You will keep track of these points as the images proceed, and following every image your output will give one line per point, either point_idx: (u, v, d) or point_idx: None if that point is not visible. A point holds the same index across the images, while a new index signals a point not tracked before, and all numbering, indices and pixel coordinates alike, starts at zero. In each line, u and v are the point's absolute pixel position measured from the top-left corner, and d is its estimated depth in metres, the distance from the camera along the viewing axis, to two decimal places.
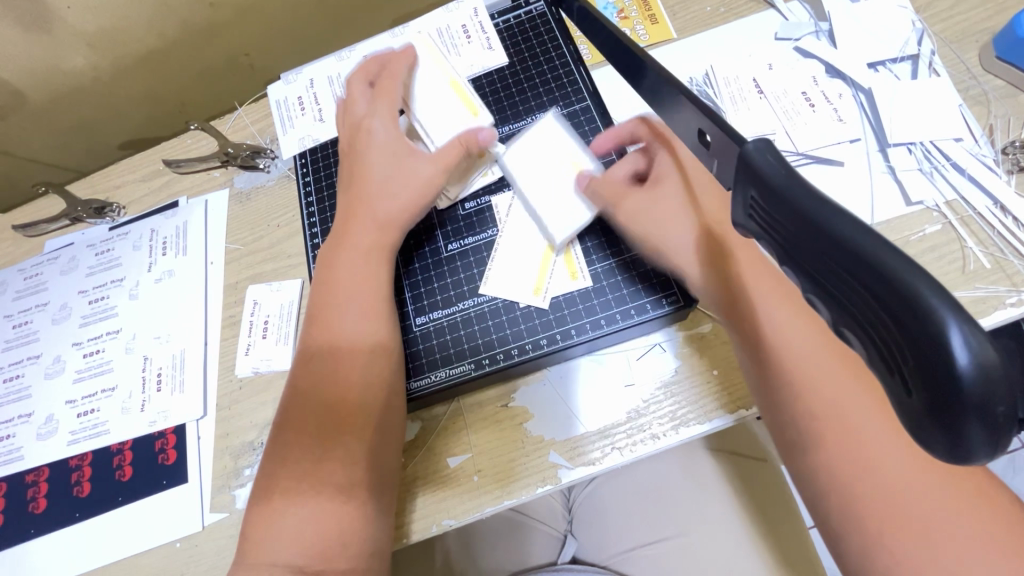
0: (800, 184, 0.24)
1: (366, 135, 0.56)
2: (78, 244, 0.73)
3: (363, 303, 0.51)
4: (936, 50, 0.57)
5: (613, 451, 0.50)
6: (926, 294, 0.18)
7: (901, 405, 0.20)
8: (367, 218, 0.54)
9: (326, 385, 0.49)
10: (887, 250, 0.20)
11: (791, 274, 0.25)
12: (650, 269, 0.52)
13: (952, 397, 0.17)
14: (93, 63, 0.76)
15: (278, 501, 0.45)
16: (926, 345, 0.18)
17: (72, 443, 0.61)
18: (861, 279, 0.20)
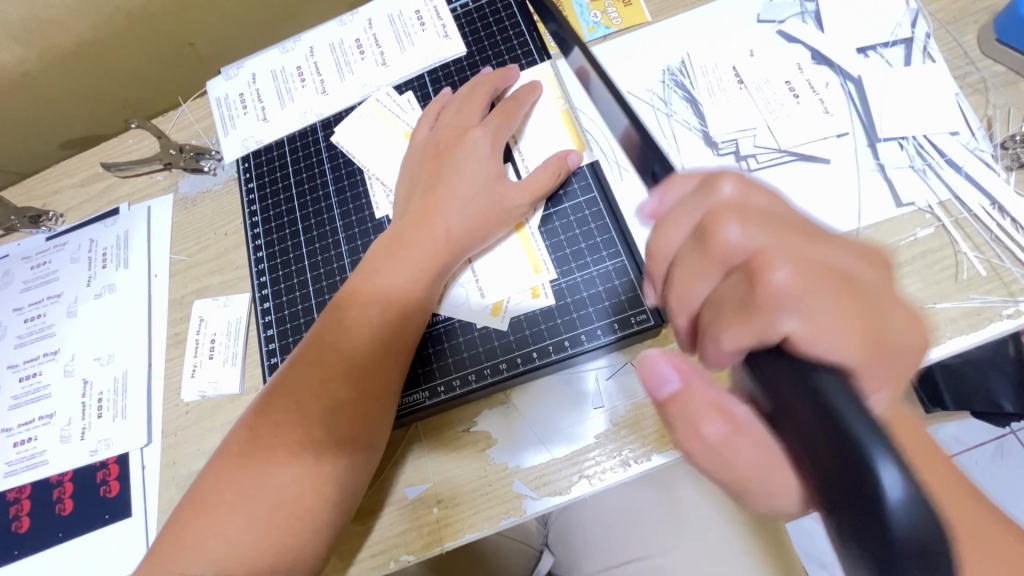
0: (796, 327, 0.28)
1: (467, 146, 0.51)
2: (13, 256, 0.67)
3: (395, 338, 0.45)
4: (932, 33, 0.52)
5: (581, 480, 0.46)
6: (871, 446, 0.25)
7: (838, 526, 0.26)
8: (429, 238, 0.48)
9: (344, 411, 0.43)
10: (854, 415, 0.25)
11: (760, 391, 0.30)
12: (618, 285, 0.48)
13: (888, 541, 0.24)
14: (20, 58, 0.69)
15: (199, 531, 0.41)
16: (870, 492, 0.24)
17: (9, 475, 0.57)
18: (826, 429, 0.26)
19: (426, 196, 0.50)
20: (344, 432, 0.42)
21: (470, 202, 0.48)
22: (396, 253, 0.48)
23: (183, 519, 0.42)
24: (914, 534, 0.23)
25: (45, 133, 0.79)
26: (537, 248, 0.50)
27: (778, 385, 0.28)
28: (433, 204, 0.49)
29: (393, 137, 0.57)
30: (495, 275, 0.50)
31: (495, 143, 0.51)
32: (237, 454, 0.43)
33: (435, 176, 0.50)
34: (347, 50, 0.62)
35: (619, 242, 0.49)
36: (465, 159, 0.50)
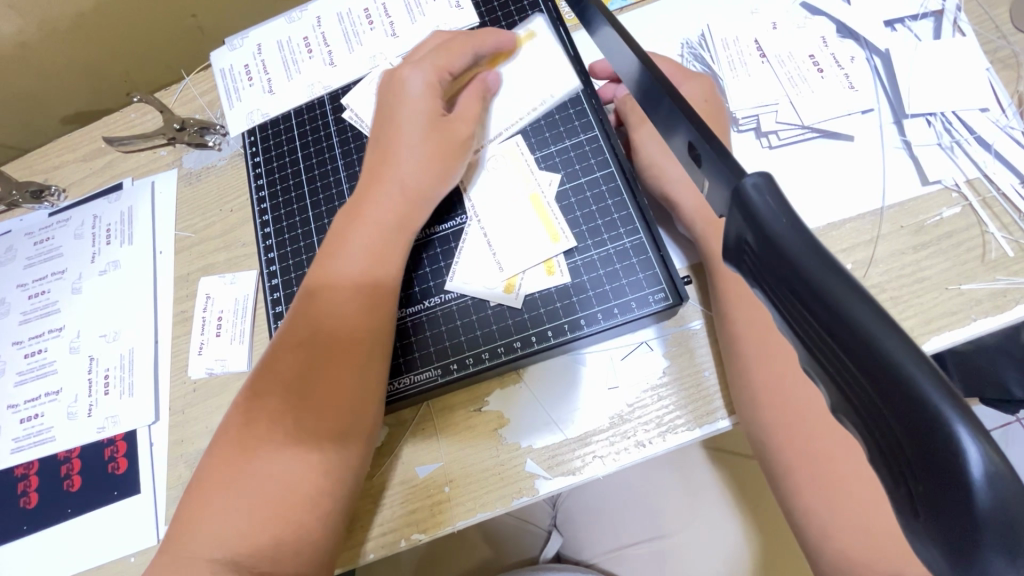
0: (804, 234, 0.19)
1: (410, 88, 0.48)
2: (15, 232, 0.66)
3: (355, 291, 0.44)
4: (962, 6, 0.51)
5: (595, 460, 0.46)
6: (938, 401, 0.16)
7: (905, 510, 0.18)
8: (386, 192, 0.46)
9: (311, 371, 0.42)
10: (897, 340, 0.17)
11: (785, 327, 0.21)
12: (636, 264, 0.47)
13: (966, 515, 0.16)
14: (19, 28, 0.67)
15: (211, 505, 0.40)
16: (937, 455, 0.16)
17: (17, 451, 0.57)
18: (862, 367, 0.17)
19: (378, 153, 0.48)
20: (328, 400, 0.41)
21: (427, 154, 0.47)
22: (359, 213, 0.46)
23: (195, 494, 0.42)
24: (1005, 510, 0.15)
25: (46, 108, 0.78)
26: (551, 227, 0.49)
27: (804, 326, 0.20)
28: (383, 157, 0.47)
29: None
30: (507, 253, 0.49)
31: (430, 78, 0.48)
32: (242, 430, 0.42)
33: (382, 129, 0.49)
34: (355, 21, 0.60)
35: (637, 219, 0.48)
36: (404, 105, 0.48)
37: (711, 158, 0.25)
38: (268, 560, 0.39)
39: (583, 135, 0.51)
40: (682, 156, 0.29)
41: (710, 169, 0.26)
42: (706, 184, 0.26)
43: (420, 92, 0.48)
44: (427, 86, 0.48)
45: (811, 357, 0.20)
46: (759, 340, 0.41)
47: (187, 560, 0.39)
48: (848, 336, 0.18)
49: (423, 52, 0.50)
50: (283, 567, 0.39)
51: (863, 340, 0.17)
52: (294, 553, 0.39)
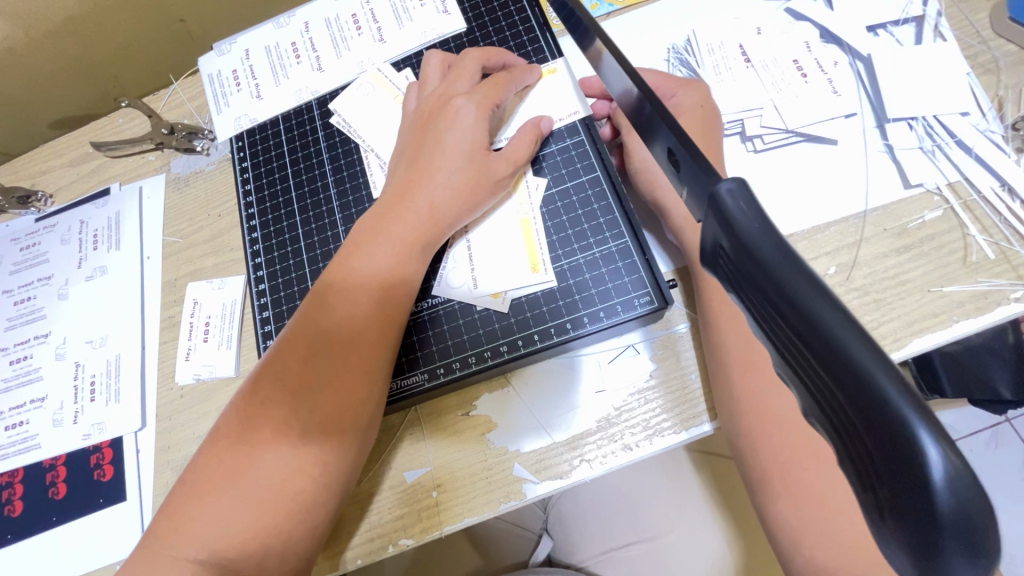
0: (777, 239, 0.19)
1: (451, 114, 0.48)
2: (1, 238, 0.66)
3: (376, 316, 0.44)
4: (943, 11, 0.51)
5: (582, 464, 0.46)
6: (901, 404, 0.16)
7: (872, 511, 0.18)
8: (412, 212, 0.46)
9: (326, 392, 0.41)
10: (863, 344, 0.17)
11: (758, 330, 0.21)
12: (622, 268, 0.47)
13: (929, 518, 0.16)
14: (5, 33, 0.67)
15: (193, 518, 0.40)
16: (900, 458, 0.16)
17: (1, 459, 0.56)
18: (830, 371, 0.18)
19: (410, 169, 0.48)
20: (322, 412, 0.41)
21: (457, 174, 0.47)
22: (379, 228, 0.46)
23: (176, 503, 0.41)
24: (963, 513, 0.16)
25: (34, 112, 0.78)
26: (537, 231, 0.49)
27: (777, 329, 0.20)
28: (416, 175, 0.47)
29: (393, 112, 0.56)
30: (494, 259, 0.49)
31: (481, 113, 0.49)
32: (229, 435, 0.42)
33: (420, 149, 0.48)
34: (343, 26, 0.60)
35: (623, 223, 0.48)
36: (448, 129, 0.48)
37: (691, 164, 0.25)
38: (252, 565, 0.38)
39: (568, 140, 0.52)
40: (663, 161, 0.29)
41: (688, 175, 0.26)
42: (684, 190, 0.26)
43: (468, 122, 0.48)
44: (474, 118, 0.48)
45: (784, 360, 0.20)
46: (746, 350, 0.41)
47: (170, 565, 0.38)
48: (817, 340, 0.18)
49: (471, 81, 0.51)
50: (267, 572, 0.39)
51: (831, 344, 0.17)
52: (278, 558, 0.39)
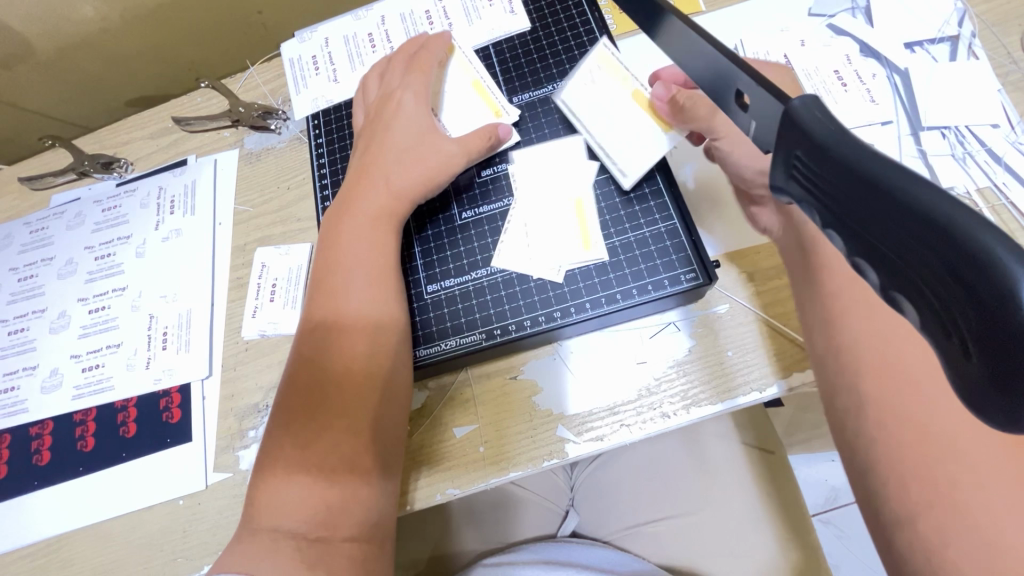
0: (861, 149, 0.22)
1: (395, 105, 0.56)
2: (85, 199, 0.71)
3: (375, 279, 0.50)
4: (977, 32, 0.55)
5: (622, 428, 0.49)
6: (1005, 256, 0.17)
7: (956, 361, 0.19)
8: (373, 187, 0.53)
9: (333, 341, 0.48)
10: (948, 204, 0.19)
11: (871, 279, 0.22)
12: (671, 246, 0.51)
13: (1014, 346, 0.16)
14: (103, 13, 0.73)
15: (285, 454, 0.45)
16: (988, 289, 0.17)
17: (77, 398, 0.61)
18: (928, 238, 0.19)
19: (366, 152, 0.56)
20: (335, 360, 0.47)
21: (416, 155, 0.54)
22: (353, 204, 0.53)
23: (268, 448, 0.46)
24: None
25: (116, 88, 0.84)
26: (590, 211, 0.53)
27: (938, 283, 0.19)
28: (377, 159, 0.55)
29: (460, 78, 0.59)
30: (547, 235, 0.53)
31: (416, 100, 0.56)
32: (285, 415, 0.46)
33: (370, 137, 0.57)
34: (417, 21, 0.66)
35: (671, 207, 0.52)
36: (393, 118, 0.56)
37: (766, 100, 0.28)
38: (323, 526, 0.42)
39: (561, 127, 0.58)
40: (730, 103, 0.32)
41: (759, 112, 0.29)
42: (755, 122, 0.29)
43: (404, 108, 0.56)
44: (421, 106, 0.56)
45: (854, 241, 0.22)
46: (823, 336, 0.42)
47: (262, 538, 0.42)
48: (887, 206, 0.20)
49: (398, 73, 0.59)
50: (337, 532, 0.42)
51: (915, 206, 0.19)
52: (355, 489, 0.44)
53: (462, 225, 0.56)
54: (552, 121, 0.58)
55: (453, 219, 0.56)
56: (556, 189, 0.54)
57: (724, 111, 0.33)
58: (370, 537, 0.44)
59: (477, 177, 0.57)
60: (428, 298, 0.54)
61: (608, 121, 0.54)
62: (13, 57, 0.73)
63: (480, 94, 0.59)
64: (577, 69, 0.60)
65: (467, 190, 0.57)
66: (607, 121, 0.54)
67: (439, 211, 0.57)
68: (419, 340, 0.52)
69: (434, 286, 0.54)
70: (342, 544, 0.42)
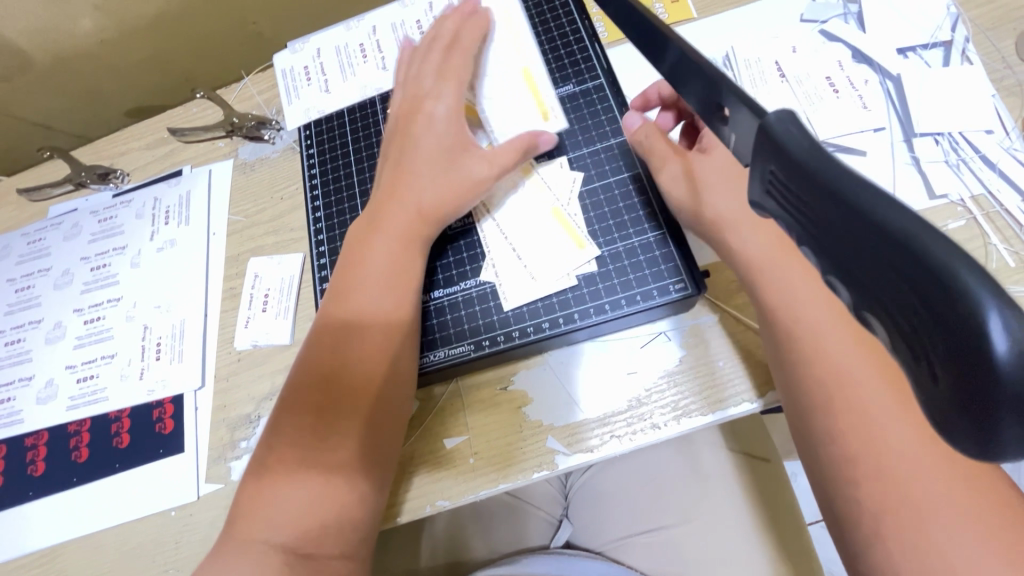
0: (820, 159, 0.22)
1: (426, 117, 0.55)
2: (81, 210, 0.72)
3: (396, 296, 0.49)
4: (970, 37, 0.55)
5: (612, 439, 0.49)
6: (976, 285, 0.16)
7: (928, 387, 0.18)
8: (400, 209, 0.52)
9: (355, 366, 0.47)
10: (920, 228, 0.18)
11: (837, 289, 0.22)
12: (660, 256, 0.50)
13: (988, 383, 0.16)
14: (100, 26, 0.74)
15: (275, 466, 0.45)
16: (957, 323, 0.17)
17: (71, 409, 0.61)
18: (892, 261, 0.18)
19: (398, 166, 0.54)
20: (354, 382, 0.46)
21: (441, 176, 0.52)
22: (377, 226, 0.52)
23: (258, 464, 0.46)
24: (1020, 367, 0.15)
25: (114, 99, 0.85)
26: (571, 217, 0.53)
27: (898, 304, 0.19)
28: (404, 174, 0.53)
29: (513, 60, 0.57)
30: (537, 245, 0.53)
31: (449, 112, 0.54)
32: (277, 429, 0.46)
33: (400, 149, 0.55)
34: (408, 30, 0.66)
35: (661, 217, 0.52)
36: (424, 131, 0.54)
37: (744, 114, 0.28)
38: (310, 542, 0.42)
39: (551, 135, 0.57)
40: (712, 117, 0.32)
41: (739, 124, 0.29)
42: (734, 134, 0.29)
43: (435, 124, 0.54)
44: (454, 113, 0.54)
45: (828, 260, 0.22)
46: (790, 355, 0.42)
47: (247, 553, 0.42)
48: (856, 223, 0.20)
49: (433, 78, 0.56)
50: (325, 548, 0.42)
51: (878, 228, 0.19)
52: (341, 504, 0.43)
53: (450, 235, 0.56)
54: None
55: (443, 229, 0.56)
56: (528, 213, 0.54)
57: (704, 121, 0.33)
58: (356, 554, 0.44)
59: None
60: (417, 309, 0.54)
61: (526, 230, 0.53)
62: (12, 70, 0.74)
63: (530, 86, 0.56)
64: (567, 78, 0.60)
65: None
66: (527, 231, 0.53)
67: None
68: None
69: (423, 297, 0.54)
70: (330, 561, 0.42)
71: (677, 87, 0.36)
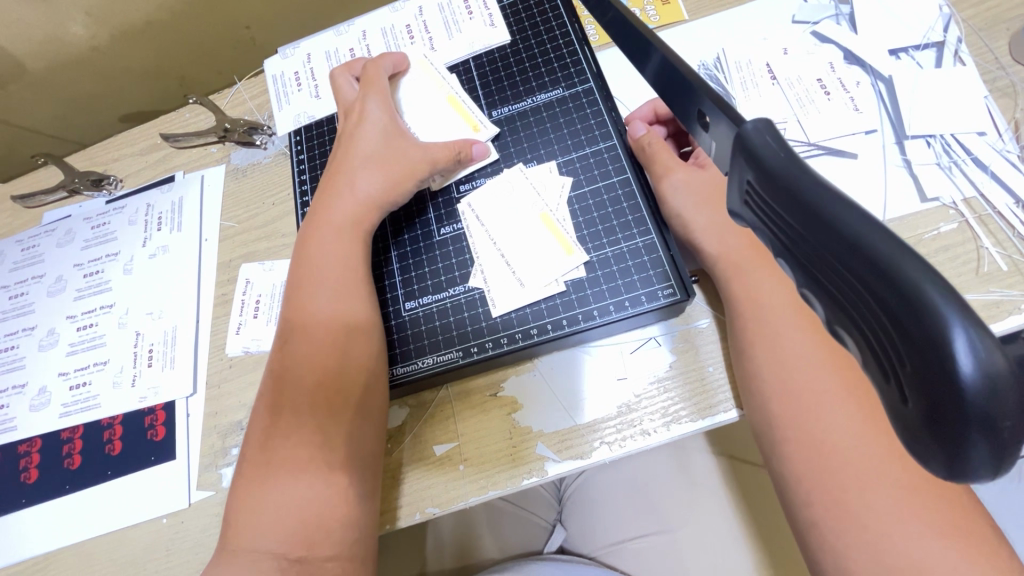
0: (801, 172, 0.21)
1: (358, 116, 0.57)
2: (74, 216, 0.72)
3: (342, 282, 0.50)
4: (963, 37, 0.54)
5: (602, 446, 0.48)
6: (944, 305, 0.16)
7: (896, 404, 0.18)
8: (342, 203, 0.53)
9: (303, 357, 0.47)
10: (892, 243, 0.18)
11: (812, 303, 0.22)
12: (649, 260, 0.50)
13: (953, 401, 0.16)
14: (92, 33, 0.73)
15: (262, 475, 0.45)
16: (924, 340, 0.16)
17: (64, 416, 0.61)
18: (863, 277, 0.18)
19: (334, 167, 0.56)
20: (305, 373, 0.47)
21: (381, 166, 0.54)
22: (320, 222, 0.53)
23: (246, 472, 0.46)
24: (987, 386, 0.15)
25: (108, 105, 0.85)
26: (560, 222, 0.53)
27: (869, 319, 0.18)
28: (343, 170, 0.54)
29: (434, 93, 0.60)
30: (526, 252, 0.52)
31: (380, 108, 0.56)
32: (264, 436, 0.46)
33: (337, 151, 0.56)
34: (398, 35, 0.66)
35: (650, 221, 0.51)
36: (357, 129, 0.56)
37: (723, 122, 0.27)
38: (304, 544, 0.42)
39: (539, 140, 0.57)
40: (693, 123, 0.31)
41: (718, 132, 0.28)
42: (714, 143, 0.29)
43: (370, 120, 0.56)
44: (385, 111, 0.56)
45: (802, 273, 0.22)
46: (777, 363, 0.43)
47: (243, 557, 0.42)
48: (827, 235, 0.20)
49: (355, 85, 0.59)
50: (318, 550, 0.42)
51: (851, 242, 0.19)
52: (329, 512, 0.43)
53: (440, 241, 0.56)
54: (532, 134, 0.58)
55: (432, 234, 0.56)
56: (516, 219, 0.54)
57: (685, 126, 0.32)
58: (353, 556, 0.43)
59: (456, 193, 0.57)
60: (406, 315, 0.54)
61: (515, 235, 0.53)
62: (6, 77, 0.74)
63: (456, 109, 0.59)
64: (556, 82, 0.59)
65: (447, 206, 0.57)
66: (516, 236, 0.53)
67: (419, 227, 0.57)
68: (396, 358, 0.52)
69: (412, 303, 0.54)
70: (324, 563, 0.42)
71: (660, 90, 0.35)
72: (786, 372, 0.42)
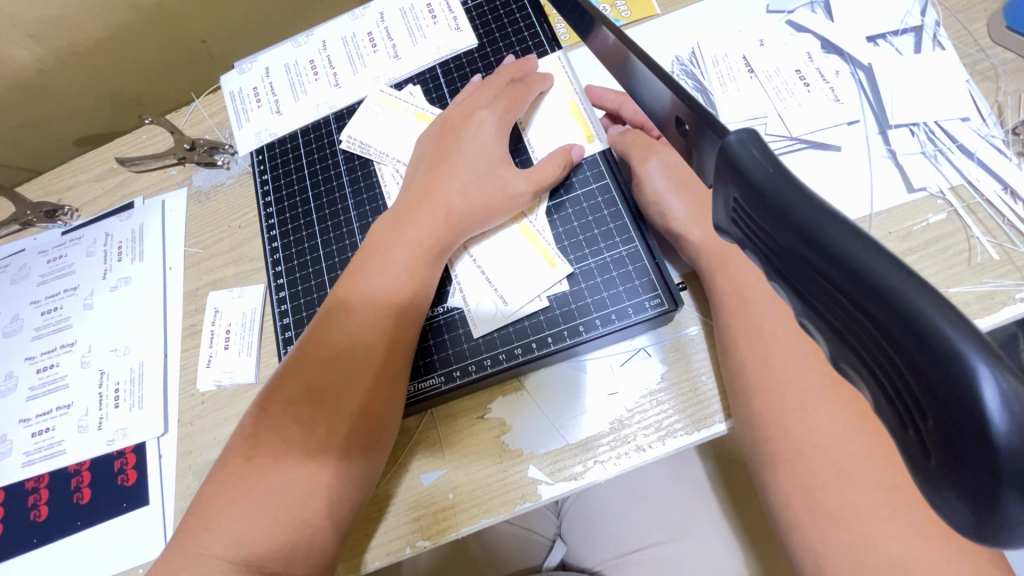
0: (800, 191, 0.19)
1: (476, 128, 0.53)
2: (29, 250, 0.68)
3: (397, 297, 0.46)
4: (941, 21, 0.53)
5: (596, 465, 0.46)
6: (969, 350, 0.14)
7: (915, 453, 0.16)
8: (426, 214, 0.49)
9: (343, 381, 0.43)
10: (899, 274, 0.16)
11: (812, 333, 0.20)
12: (634, 270, 0.48)
13: (986, 459, 0.14)
14: (37, 55, 0.69)
15: (215, 523, 0.40)
16: (948, 390, 0.15)
17: (28, 465, 0.58)
18: (872, 315, 0.16)
19: (433, 171, 0.51)
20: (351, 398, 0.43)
21: (471, 185, 0.50)
22: (395, 232, 0.49)
23: (192, 517, 0.41)
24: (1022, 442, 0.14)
25: (61, 130, 0.81)
26: (540, 233, 0.51)
27: (882, 361, 0.16)
28: (442, 178, 0.50)
29: (402, 118, 0.60)
30: (507, 268, 0.50)
31: (501, 127, 0.53)
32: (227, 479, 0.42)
33: (442, 155, 0.52)
34: (359, 43, 0.63)
35: (631, 228, 0.50)
36: (470, 140, 0.52)
37: (707, 135, 0.25)
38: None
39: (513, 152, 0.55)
40: (669, 130, 0.29)
41: (697, 137, 0.26)
42: (696, 154, 0.26)
43: (490, 134, 0.52)
44: (500, 127, 0.53)
45: (799, 301, 0.19)
46: (765, 369, 0.41)
47: None
48: (825, 264, 0.17)
49: (493, 94, 0.55)
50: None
51: (856, 275, 0.16)
52: (302, 557, 0.39)
53: None
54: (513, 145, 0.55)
55: None
56: (494, 233, 0.52)
57: (658, 129, 0.30)
58: None
59: None
60: None
61: (495, 249, 0.51)
62: None
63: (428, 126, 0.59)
64: None
65: None
66: (495, 250, 0.51)
67: None
68: None
69: None
70: None
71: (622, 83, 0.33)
72: (775, 379, 0.40)
